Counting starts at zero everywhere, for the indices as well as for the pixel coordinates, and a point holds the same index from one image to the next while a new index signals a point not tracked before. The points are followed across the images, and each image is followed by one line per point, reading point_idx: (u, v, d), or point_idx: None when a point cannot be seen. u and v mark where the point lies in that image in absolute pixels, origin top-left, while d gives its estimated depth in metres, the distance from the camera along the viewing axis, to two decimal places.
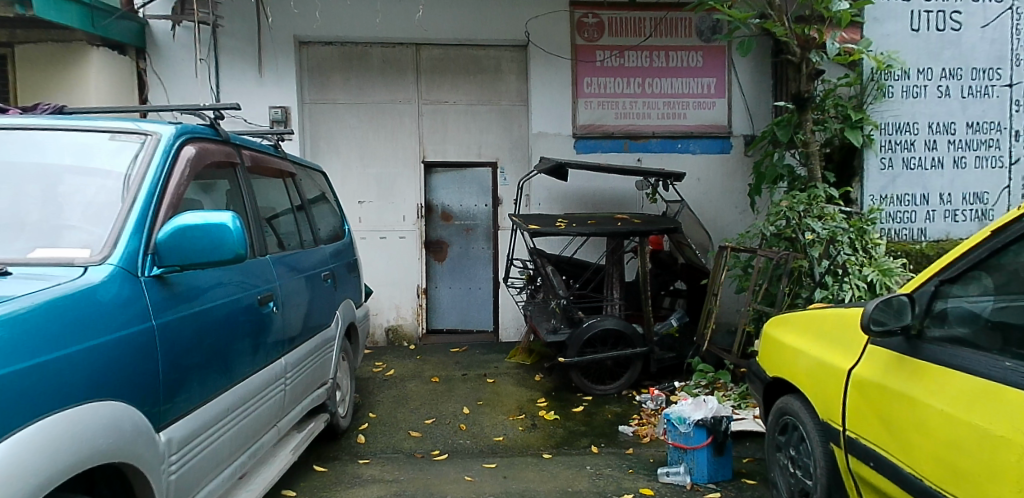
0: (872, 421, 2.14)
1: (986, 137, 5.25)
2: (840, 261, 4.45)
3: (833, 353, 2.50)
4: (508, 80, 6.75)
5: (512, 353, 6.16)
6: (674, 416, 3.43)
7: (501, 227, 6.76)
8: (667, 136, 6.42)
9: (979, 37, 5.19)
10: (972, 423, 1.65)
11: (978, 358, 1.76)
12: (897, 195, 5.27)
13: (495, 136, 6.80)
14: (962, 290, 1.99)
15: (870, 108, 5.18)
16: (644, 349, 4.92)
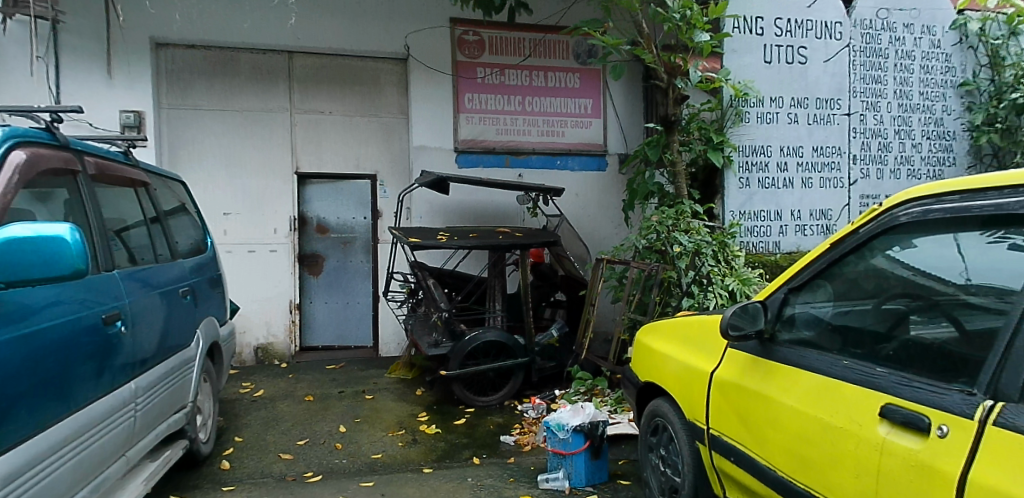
0: (732, 420, 2.22)
1: (829, 160, 5.96)
2: (704, 272, 4.78)
3: (696, 357, 2.58)
4: (388, 93, 6.48)
5: (392, 368, 5.88)
6: (553, 423, 3.42)
7: (382, 241, 6.45)
8: (547, 153, 6.56)
9: (821, 70, 5.91)
10: (819, 417, 1.74)
11: (822, 358, 1.88)
12: (755, 211, 5.81)
13: (374, 149, 6.48)
14: (811, 296, 2.04)
15: (730, 131, 5.70)
16: (526, 360, 4.90)
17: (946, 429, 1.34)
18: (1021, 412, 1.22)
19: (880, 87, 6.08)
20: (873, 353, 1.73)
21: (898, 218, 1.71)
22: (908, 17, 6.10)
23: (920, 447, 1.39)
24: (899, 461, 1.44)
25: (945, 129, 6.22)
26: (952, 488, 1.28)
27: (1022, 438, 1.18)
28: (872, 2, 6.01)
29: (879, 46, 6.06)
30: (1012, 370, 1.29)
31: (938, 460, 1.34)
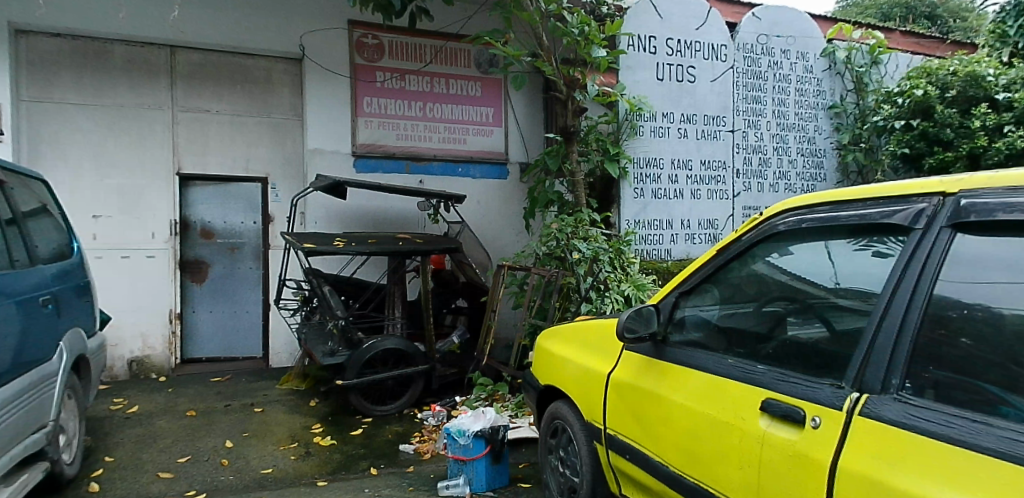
0: (627, 418, 2.28)
1: (715, 174, 6.43)
2: (602, 278, 4.97)
3: (594, 360, 2.63)
4: (280, 93, 6.08)
5: (284, 379, 5.51)
6: (454, 429, 3.36)
7: (273, 246, 5.99)
8: (449, 160, 6.40)
9: (708, 89, 6.37)
10: (707, 414, 1.83)
11: (708, 358, 1.97)
12: (649, 220, 6.13)
13: (266, 151, 6.05)
14: (698, 300, 2.14)
15: (625, 144, 5.95)
16: (426, 367, 4.78)
17: (818, 420, 1.46)
18: (880, 401, 1.35)
19: (760, 107, 6.65)
20: (755, 352, 1.83)
21: (777, 227, 1.86)
22: (785, 44, 6.72)
23: (797, 437, 1.50)
24: (779, 450, 1.54)
25: (817, 148, 6.92)
26: (825, 475, 1.39)
27: (882, 425, 1.31)
28: (752, 28, 6.58)
29: (759, 69, 6.64)
30: (873, 364, 1.41)
31: (812, 449, 1.44)
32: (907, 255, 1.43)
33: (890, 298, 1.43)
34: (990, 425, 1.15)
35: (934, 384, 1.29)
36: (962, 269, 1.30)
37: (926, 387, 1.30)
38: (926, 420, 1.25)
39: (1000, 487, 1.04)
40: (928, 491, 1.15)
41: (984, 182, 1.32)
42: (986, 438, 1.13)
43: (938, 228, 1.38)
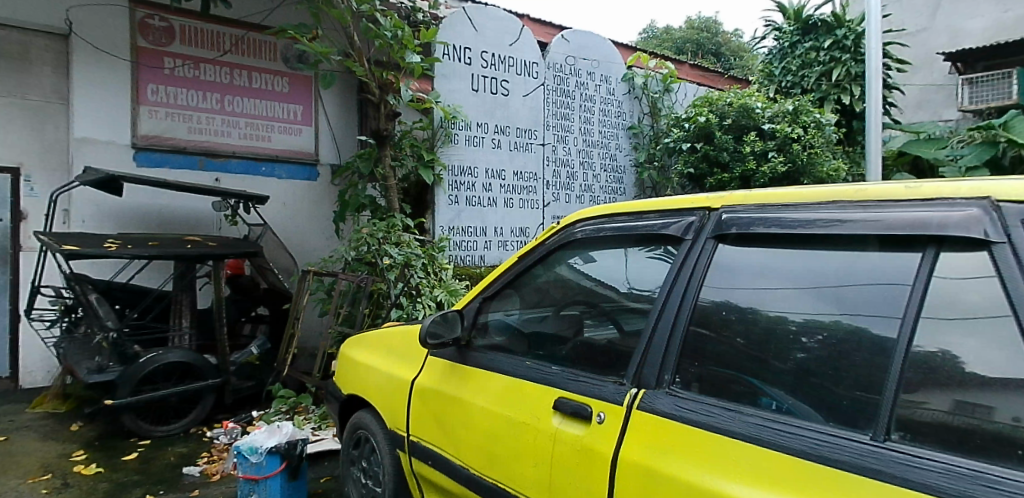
0: (430, 424, 2.25)
1: (527, 185, 6.60)
2: (413, 283, 4.96)
3: (399, 367, 2.55)
4: (39, 74, 5.19)
5: (36, 402, 4.63)
6: (244, 447, 3.06)
7: (25, 248, 5.13)
8: (249, 158, 5.73)
9: (520, 103, 6.55)
10: (505, 415, 1.87)
11: (508, 359, 2.03)
12: (463, 226, 6.09)
13: (16, 136, 5.13)
14: (498, 306, 2.21)
15: (439, 150, 5.91)
16: (218, 381, 4.34)
17: (603, 416, 1.58)
18: (655, 395, 1.51)
19: (567, 123, 7.01)
20: (553, 355, 1.92)
21: (576, 234, 1.97)
22: (590, 66, 7.19)
23: (584, 433, 1.60)
24: (568, 446, 1.62)
25: (618, 164, 7.51)
26: (608, 467, 1.50)
27: (656, 417, 1.46)
28: (562, 49, 6.92)
29: (567, 88, 7.00)
30: (650, 362, 1.57)
31: (596, 442, 1.55)
32: (678, 264, 1.62)
33: (665, 300, 1.61)
34: (743, 413, 1.35)
35: (698, 377, 1.48)
36: (721, 276, 1.51)
37: (692, 381, 1.48)
38: (693, 411, 1.42)
39: (753, 468, 1.23)
40: (697, 475, 1.30)
41: (744, 200, 1.54)
42: (739, 424, 1.33)
43: (705, 238, 1.58)
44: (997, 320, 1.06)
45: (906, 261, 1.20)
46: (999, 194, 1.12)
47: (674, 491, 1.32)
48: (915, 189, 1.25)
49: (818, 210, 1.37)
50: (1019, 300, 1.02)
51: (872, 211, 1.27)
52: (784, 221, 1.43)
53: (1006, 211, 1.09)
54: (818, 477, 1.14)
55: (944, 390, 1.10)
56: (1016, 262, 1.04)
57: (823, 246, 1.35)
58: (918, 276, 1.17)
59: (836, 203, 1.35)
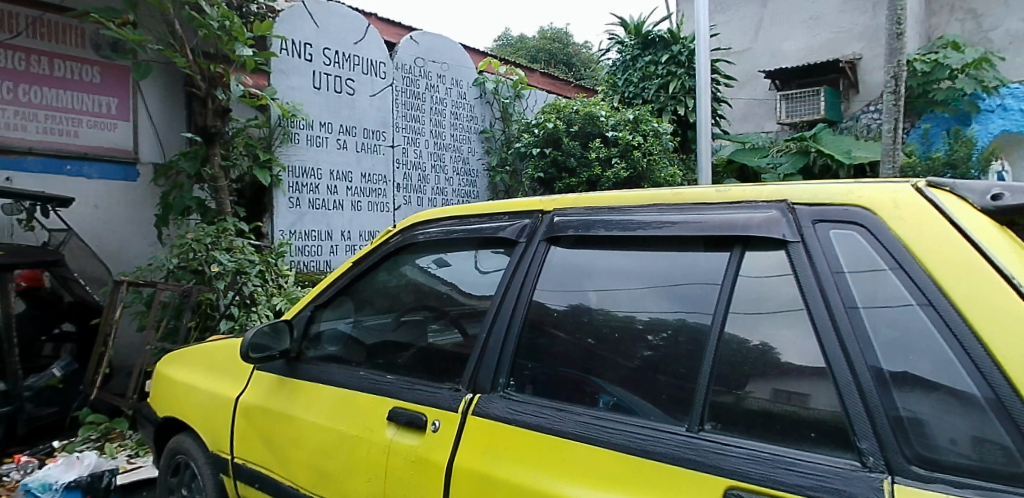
0: (257, 444, 2.10)
1: (376, 187, 6.47)
2: (247, 292, 4.71)
3: (221, 385, 2.35)
4: None
5: None
6: (37, 485, 3.04)
7: None
8: (49, 154, 4.85)
9: (367, 103, 6.44)
10: (337, 429, 1.79)
11: (341, 371, 1.95)
12: (304, 230, 5.80)
13: None
14: (330, 314, 2.14)
15: (278, 150, 5.59)
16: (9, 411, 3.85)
17: (438, 423, 1.56)
18: (489, 399, 1.53)
19: (418, 125, 7.00)
20: (391, 362, 1.87)
21: (418, 237, 1.95)
22: (440, 69, 7.25)
23: (418, 442, 1.57)
24: (401, 457, 1.59)
25: (471, 168, 7.61)
26: (442, 475, 1.49)
27: (490, 421, 1.47)
28: (411, 51, 6.91)
29: (418, 89, 7.00)
30: (485, 367, 1.59)
31: (430, 451, 1.54)
32: (514, 266, 1.67)
33: (500, 301, 1.65)
34: (572, 412, 1.40)
35: (532, 379, 1.53)
36: (556, 277, 1.59)
37: (526, 383, 1.53)
38: (525, 413, 1.45)
39: (584, 466, 1.27)
40: (531, 478, 1.32)
41: (586, 202, 1.62)
42: (568, 423, 1.37)
43: (538, 241, 1.65)
44: (794, 313, 1.20)
45: (717, 258, 1.33)
46: (792, 198, 1.28)
47: (509, 495, 1.33)
48: (725, 193, 1.39)
49: (640, 213, 1.48)
50: (809, 293, 1.18)
51: (687, 213, 1.39)
52: (623, 224, 1.50)
53: (798, 213, 1.25)
54: (640, 472, 1.20)
55: (766, 379, 1.20)
56: (808, 259, 1.20)
57: (650, 246, 1.44)
58: (726, 276, 1.30)
59: (656, 205, 1.48)
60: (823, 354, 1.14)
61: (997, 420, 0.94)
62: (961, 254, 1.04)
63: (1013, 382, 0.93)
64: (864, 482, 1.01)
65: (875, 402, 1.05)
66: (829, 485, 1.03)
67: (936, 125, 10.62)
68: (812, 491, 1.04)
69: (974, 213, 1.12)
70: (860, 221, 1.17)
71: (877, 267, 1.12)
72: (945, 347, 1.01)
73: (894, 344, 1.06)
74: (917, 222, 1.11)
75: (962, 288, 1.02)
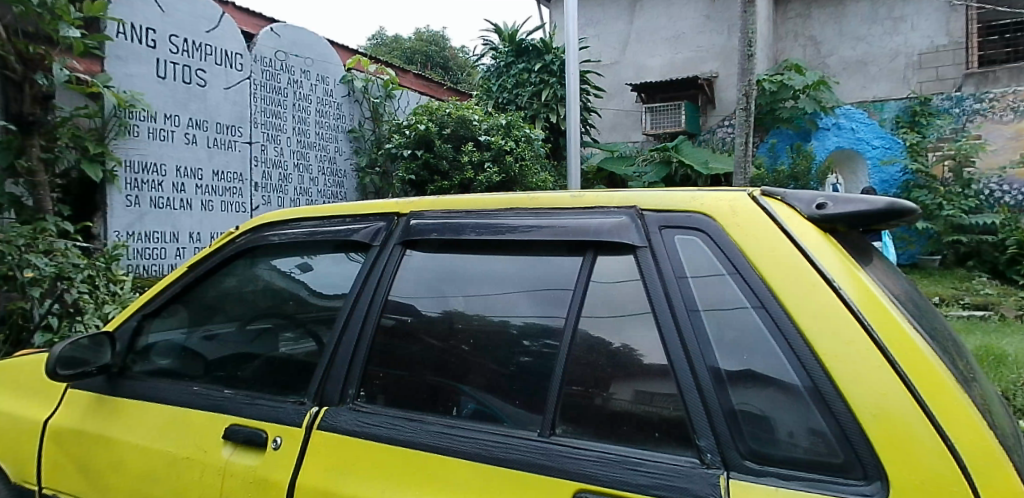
0: (68, 471, 1.86)
1: (231, 186, 6.18)
2: (72, 300, 4.25)
3: (27, 405, 2.07)
4: None
5: None
6: None
7: None
8: None
9: (221, 96, 6.10)
10: (164, 452, 1.64)
11: (172, 388, 1.80)
12: (145, 231, 5.39)
13: None
14: (161, 324, 1.98)
15: (111, 143, 5.08)
16: None
17: (280, 440, 1.48)
18: (337, 412, 1.47)
19: (279, 122, 6.78)
20: (232, 376, 1.75)
21: (268, 238, 1.84)
22: (303, 64, 7.08)
23: (258, 463, 1.48)
24: (238, 479, 1.48)
25: (337, 168, 7.59)
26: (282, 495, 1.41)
27: (338, 435, 1.41)
28: (270, 43, 6.67)
29: (278, 84, 6.77)
30: (334, 376, 1.53)
31: (270, 471, 1.45)
32: (366, 269, 1.62)
33: (353, 304, 1.59)
34: (423, 422, 1.38)
35: (383, 388, 1.49)
36: (413, 279, 1.56)
37: (377, 393, 1.48)
38: (376, 425, 1.40)
39: (440, 476, 1.25)
40: (379, 492, 1.28)
41: (449, 205, 1.61)
42: (421, 433, 1.35)
43: (392, 245, 1.61)
44: (641, 316, 1.24)
45: (570, 263, 1.36)
46: (641, 204, 1.34)
47: None
48: (579, 198, 1.44)
49: (496, 217, 1.50)
50: (654, 296, 1.23)
51: (540, 218, 1.43)
52: (492, 227, 1.49)
53: (646, 219, 1.31)
54: (491, 480, 1.20)
55: (628, 381, 1.22)
56: (653, 264, 1.25)
57: (510, 251, 1.45)
58: (578, 282, 1.33)
59: (513, 210, 1.50)
60: (666, 355, 1.19)
61: (817, 414, 1.06)
62: (789, 260, 1.14)
63: (832, 379, 1.05)
64: (702, 478, 1.06)
65: (713, 402, 1.12)
66: (670, 483, 1.07)
67: (782, 140, 11.69)
68: (655, 489, 1.08)
69: (799, 219, 1.20)
70: (702, 227, 1.24)
71: (717, 272, 1.19)
72: (775, 347, 1.11)
73: (729, 345, 1.14)
74: (752, 230, 1.19)
75: (792, 293, 1.12)
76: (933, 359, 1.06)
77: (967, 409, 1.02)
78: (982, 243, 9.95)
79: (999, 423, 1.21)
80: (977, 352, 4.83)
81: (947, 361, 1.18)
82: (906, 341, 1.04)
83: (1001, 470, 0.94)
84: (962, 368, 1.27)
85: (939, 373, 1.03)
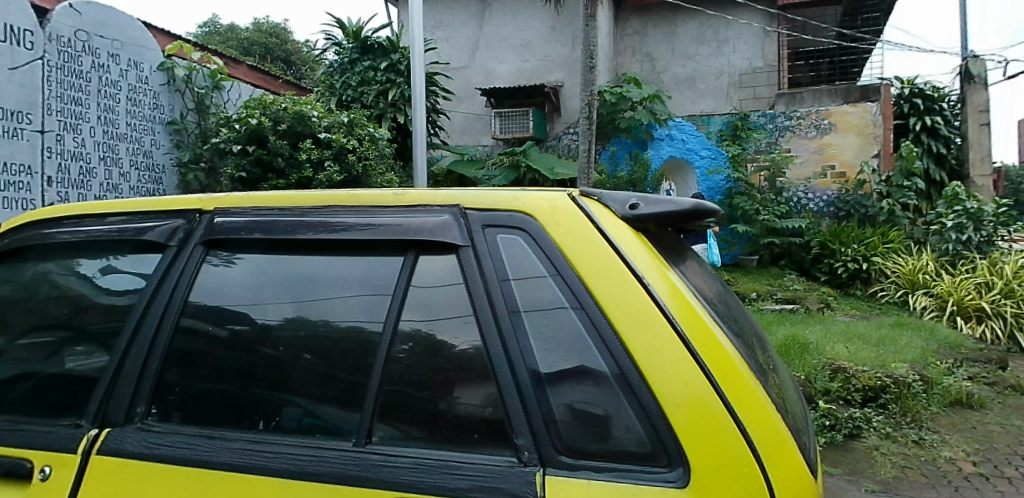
0: None
1: (15, 179, 5.52)
2: None
3: None
4: None
5: None
6: None
7: None
8: None
9: (3, 76, 5.40)
10: None
11: None
12: None
13: None
14: None
15: None
16: None
17: (49, 470, 1.36)
18: (123, 433, 1.35)
19: (80, 109, 6.18)
20: (6, 397, 1.59)
21: (56, 237, 1.70)
22: (110, 46, 6.54)
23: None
24: None
25: (154, 162, 7.08)
26: None
27: (119, 460, 1.31)
28: (69, 21, 6.06)
29: (79, 67, 6.18)
30: (119, 394, 1.40)
31: None
32: (162, 272, 1.49)
33: (147, 307, 1.46)
34: (226, 439, 1.31)
35: (179, 404, 1.39)
36: (229, 285, 1.46)
37: (173, 410, 1.39)
38: (166, 445, 1.32)
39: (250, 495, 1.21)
40: None
41: (264, 203, 1.53)
42: (221, 452, 1.29)
43: (193, 245, 1.50)
44: (464, 318, 1.26)
45: (392, 263, 1.35)
46: (464, 204, 1.37)
47: None
48: (403, 197, 1.43)
49: (315, 217, 1.45)
50: (476, 297, 1.26)
51: (361, 217, 1.41)
52: (329, 226, 1.42)
53: (470, 218, 1.33)
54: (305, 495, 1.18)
55: (467, 384, 1.23)
56: (476, 264, 1.28)
57: (339, 251, 1.41)
58: (399, 284, 1.32)
59: (330, 208, 1.47)
60: (487, 355, 1.22)
61: (629, 407, 1.13)
62: (603, 258, 1.21)
63: (641, 372, 1.13)
64: (518, 477, 1.10)
65: (532, 401, 1.16)
66: (486, 483, 1.11)
67: (622, 149, 11.86)
68: (472, 491, 1.11)
69: (614, 219, 1.30)
70: (524, 227, 1.29)
71: (538, 273, 1.24)
72: (590, 343, 1.17)
73: (546, 343, 1.19)
74: (570, 231, 1.26)
75: (606, 291, 1.18)
76: (730, 350, 1.17)
77: (757, 395, 1.14)
78: (792, 244, 10.52)
79: (789, 408, 1.36)
80: (784, 342, 5.23)
81: (747, 352, 1.32)
82: (705, 333, 1.15)
83: (772, 442, 1.10)
84: (761, 360, 1.42)
85: (733, 363, 1.14)
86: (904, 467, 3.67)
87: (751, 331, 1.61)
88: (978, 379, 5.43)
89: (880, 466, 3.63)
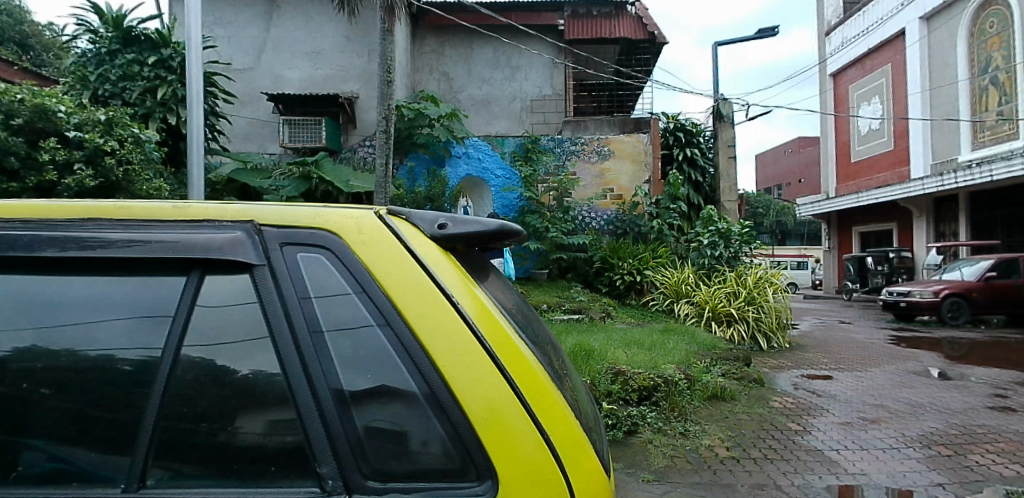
0: None
1: None
2: None
3: None
4: None
5: None
6: None
7: None
8: None
9: None
10: None
11: None
12: None
13: None
14: None
15: None
16: None
17: None
18: None
19: None
20: None
21: None
22: None
23: None
24: None
25: None
26: None
27: None
28: None
29: None
30: None
31: None
32: None
33: None
34: None
35: None
36: None
37: None
38: None
39: None
40: None
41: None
42: None
43: None
44: (258, 341, 1.17)
45: (171, 284, 1.20)
46: (259, 219, 1.26)
47: None
48: (182, 209, 1.28)
49: (70, 230, 1.23)
50: (273, 319, 1.17)
51: (132, 231, 1.23)
52: (94, 240, 1.22)
53: (264, 235, 1.23)
54: None
55: (259, 412, 1.14)
56: (274, 284, 1.19)
57: (106, 270, 1.22)
58: (180, 306, 1.18)
59: (91, 220, 1.26)
60: (286, 382, 1.13)
61: (438, 425, 1.13)
62: (412, 279, 1.19)
63: (450, 389, 1.13)
64: None
65: (335, 425, 1.11)
66: None
67: (419, 164, 11.91)
68: None
69: (422, 238, 1.28)
70: (327, 245, 1.22)
71: (343, 292, 1.19)
72: (398, 363, 1.15)
73: (352, 365, 1.15)
74: (375, 249, 1.22)
75: (415, 311, 1.17)
76: (533, 361, 1.23)
77: (559, 401, 1.21)
78: (577, 259, 11.47)
79: (582, 408, 1.47)
80: (573, 349, 5.62)
81: (546, 361, 1.39)
82: (511, 346, 1.19)
83: (573, 444, 1.18)
84: (557, 366, 1.51)
85: (537, 374, 1.20)
86: (673, 457, 4.16)
87: (546, 338, 1.70)
88: (729, 374, 6.36)
89: (653, 457, 4.09)
